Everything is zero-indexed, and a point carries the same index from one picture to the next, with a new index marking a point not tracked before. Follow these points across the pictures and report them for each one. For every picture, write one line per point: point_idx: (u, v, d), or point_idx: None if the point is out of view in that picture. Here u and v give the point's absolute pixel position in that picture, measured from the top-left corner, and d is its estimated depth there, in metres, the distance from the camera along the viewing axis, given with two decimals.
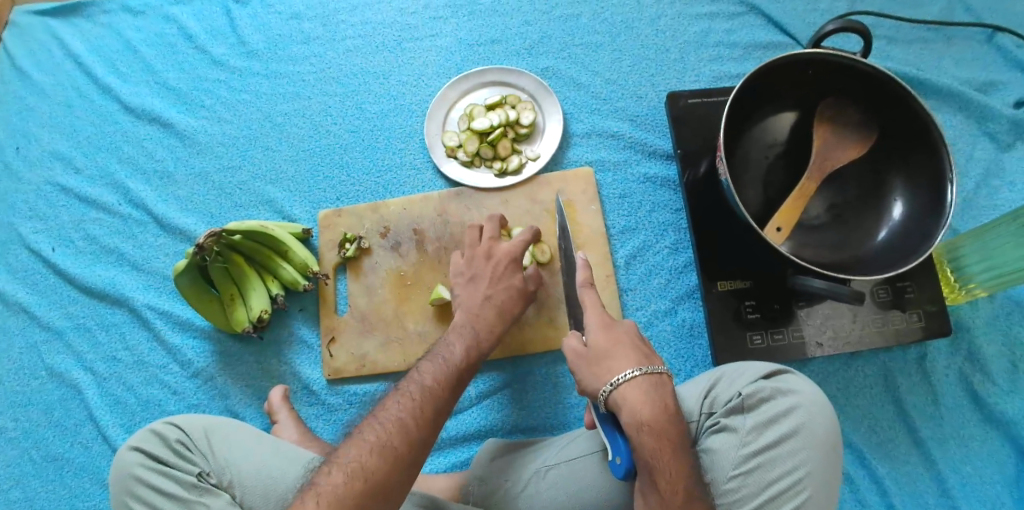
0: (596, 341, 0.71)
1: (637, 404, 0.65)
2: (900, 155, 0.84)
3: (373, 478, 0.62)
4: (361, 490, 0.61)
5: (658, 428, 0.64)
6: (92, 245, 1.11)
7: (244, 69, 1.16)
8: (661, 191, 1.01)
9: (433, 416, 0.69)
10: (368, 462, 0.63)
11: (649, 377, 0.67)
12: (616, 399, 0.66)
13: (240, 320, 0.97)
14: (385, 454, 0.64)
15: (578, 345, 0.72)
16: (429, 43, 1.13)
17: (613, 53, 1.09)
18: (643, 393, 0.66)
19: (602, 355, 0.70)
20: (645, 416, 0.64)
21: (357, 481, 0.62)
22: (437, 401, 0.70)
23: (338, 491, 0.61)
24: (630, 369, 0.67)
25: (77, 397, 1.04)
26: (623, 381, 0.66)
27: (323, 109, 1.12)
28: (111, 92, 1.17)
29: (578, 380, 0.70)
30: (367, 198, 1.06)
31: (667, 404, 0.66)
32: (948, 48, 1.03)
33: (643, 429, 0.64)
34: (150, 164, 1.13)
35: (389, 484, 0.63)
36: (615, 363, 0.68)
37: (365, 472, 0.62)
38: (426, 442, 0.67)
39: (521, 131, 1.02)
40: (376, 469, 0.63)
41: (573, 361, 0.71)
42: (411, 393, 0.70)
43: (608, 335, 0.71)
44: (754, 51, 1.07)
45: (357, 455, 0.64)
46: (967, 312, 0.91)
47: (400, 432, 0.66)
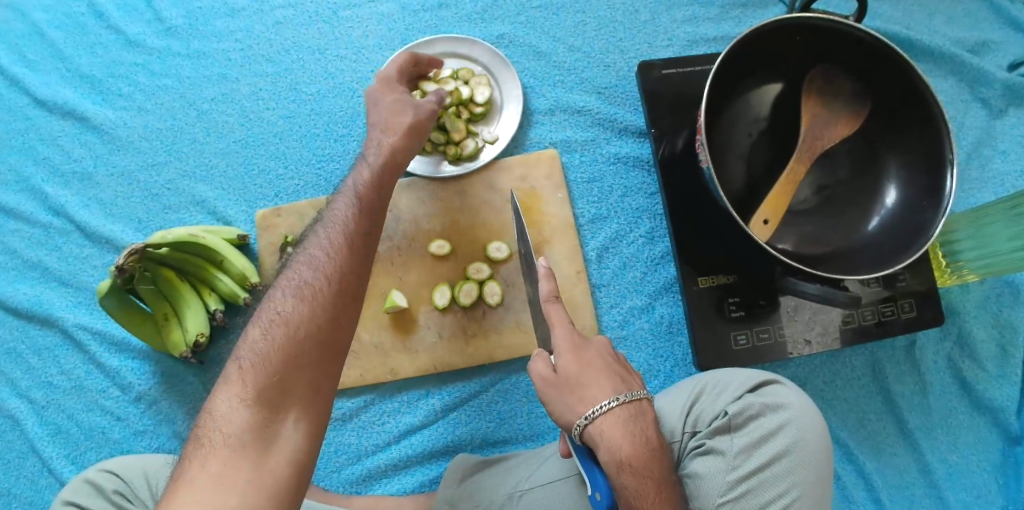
0: (566, 366, 0.61)
1: (616, 441, 0.58)
2: (894, 130, 0.76)
3: (297, 323, 0.57)
4: (282, 338, 0.56)
5: (639, 465, 0.58)
6: (13, 260, 0.97)
7: (162, 49, 1.00)
8: (634, 172, 0.92)
9: (353, 245, 0.63)
10: (287, 308, 0.58)
11: (627, 408, 0.60)
12: (592, 434, 0.58)
13: (176, 344, 0.87)
14: (303, 297, 0.59)
15: (547, 370, 0.62)
16: (369, 10, 0.99)
17: (577, 16, 0.97)
18: (621, 426, 0.59)
19: (574, 382, 0.61)
20: (625, 453, 0.57)
21: (277, 329, 0.57)
22: (352, 232, 0.64)
23: (258, 346, 0.56)
24: (608, 400, 0.59)
25: (16, 428, 0.94)
26: (599, 413, 0.58)
27: (253, 92, 0.98)
28: (20, 84, 1.01)
29: (550, 409, 0.61)
30: (309, 193, 0.95)
31: (647, 436, 0.60)
32: (938, 3, 0.94)
33: (624, 469, 0.57)
34: (68, 165, 0.99)
35: (322, 324, 0.58)
36: (594, 392, 0.60)
37: (287, 322, 0.57)
38: (351, 276, 0.61)
39: (476, 110, 0.90)
40: (300, 316, 0.58)
41: (542, 389, 0.62)
42: (321, 237, 0.64)
43: (578, 359, 0.61)
44: (731, 10, 0.96)
45: (276, 307, 0.59)
46: (957, 295, 0.86)
47: (320, 275, 0.60)
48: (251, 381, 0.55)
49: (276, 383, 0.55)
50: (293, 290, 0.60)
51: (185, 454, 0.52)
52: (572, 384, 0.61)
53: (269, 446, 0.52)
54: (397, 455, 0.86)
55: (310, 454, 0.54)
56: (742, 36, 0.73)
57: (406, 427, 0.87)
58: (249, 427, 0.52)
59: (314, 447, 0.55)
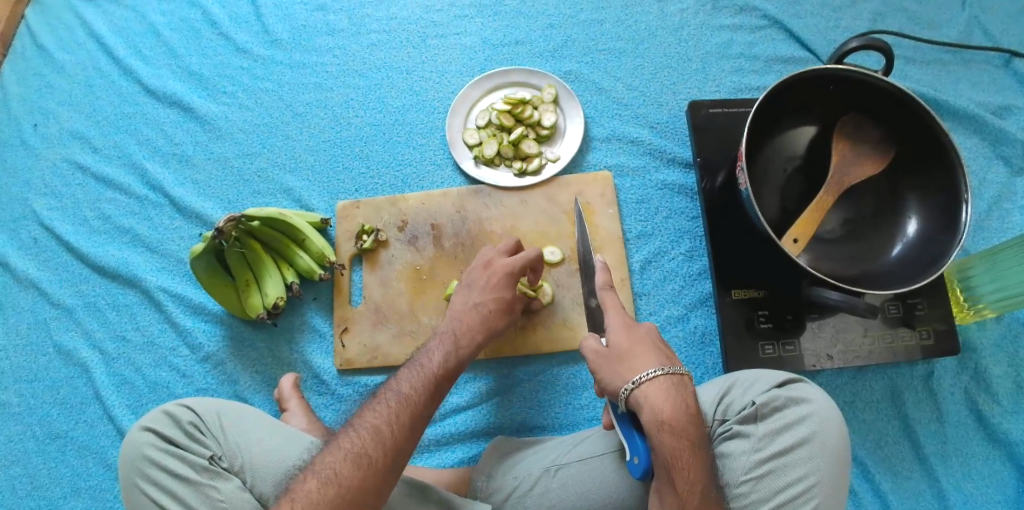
0: (618, 341, 0.72)
1: (658, 403, 0.66)
2: (915, 173, 0.86)
3: (348, 486, 0.64)
4: (335, 497, 0.64)
5: (678, 428, 0.66)
6: (106, 224, 1.11)
7: (267, 57, 1.16)
8: (679, 198, 1.02)
9: (415, 419, 0.71)
10: (341, 468, 0.65)
11: (670, 377, 0.68)
12: (638, 397, 0.67)
13: (254, 306, 0.97)
14: (359, 461, 0.66)
15: (599, 345, 0.73)
16: (454, 41, 1.14)
17: (636, 60, 1.10)
18: (664, 393, 0.67)
19: (626, 353, 0.71)
20: (666, 414, 0.66)
21: (331, 487, 0.64)
22: (415, 406, 0.72)
23: (313, 497, 0.63)
24: (652, 369, 0.68)
25: (84, 376, 1.04)
26: (644, 380, 0.67)
27: (344, 101, 1.13)
28: (132, 73, 1.18)
29: (599, 378, 0.71)
30: (385, 192, 1.07)
31: (687, 405, 0.67)
32: (965, 70, 1.04)
33: (664, 428, 0.65)
34: (168, 147, 1.14)
35: (368, 489, 0.65)
36: (638, 362, 0.70)
37: (341, 479, 0.65)
38: (403, 453, 0.68)
39: (542, 132, 1.03)
40: (352, 480, 0.65)
41: (596, 361, 0.73)
42: (386, 402, 0.71)
43: (629, 336, 0.72)
44: (776, 64, 1.08)
45: (332, 462, 0.66)
46: (975, 332, 0.93)
47: (379, 438, 0.68)
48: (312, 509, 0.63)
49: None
50: (351, 447, 0.67)
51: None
52: (622, 356, 0.70)
53: None
54: (441, 431, 0.94)
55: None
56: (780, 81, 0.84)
57: (451, 407, 0.95)
58: None
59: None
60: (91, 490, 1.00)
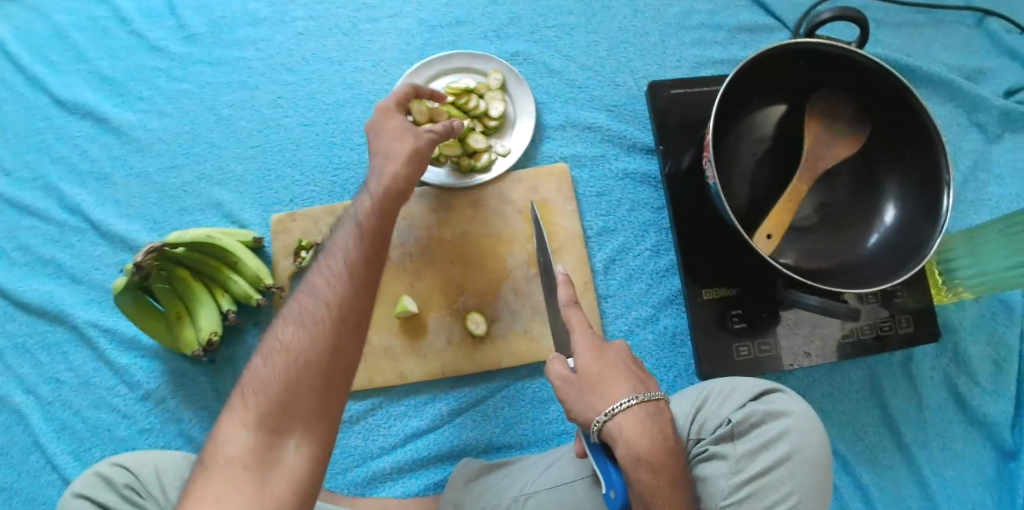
0: (586, 365, 0.65)
1: (634, 436, 0.61)
2: (894, 152, 0.80)
3: (302, 348, 0.59)
4: (300, 349, 0.59)
5: (656, 463, 0.61)
6: (25, 255, 0.99)
7: (184, 55, 1.03)
8: (642, 188, 0.95)
9: (347, 292, 0.62)
10: (288, 343, 0.59)
11: (645, 406, 0.63)
12: (611, 430, 0.62)
13: (188, 342, 0.89)
14: (294, 368, 0.58)
15: (566, 371, 0.66)
16: (388, 24, 1.02)
17: (590, 36, 1.00)
18: (640, 424, 0.62)
19: (596, 379, 0.65)
20: (643, 449, 0.60)
21: (280, 364, 0.58)
22: (373, 221, 0.68)
23: (265, 382, 0.57)
24: (626, 398, 0.62)
25: (21, 423, 0.95)
26: (619, 411, 0.62)
27: (273, 100, 1.01)
28: (40, 83, 1.04)
29: (569, 408, 0.65)
30: (324, 200, 0.97)
31: (665, 435, 0.63)
32: (937, 31, 0.98)
33: (641, 465, 0.60)
34: (85, 165, 1.02)
35: (339, 314, 0.60)
36: (612, 390, 0.64)
37: (279, 387, 0.57)
38: (374, 260, 0.65)
39: (490, 124, 0.93)
40: (309, 339, 0.59)
41: (562, 388, 0.66)
42: (319, 274, 0.63)
43: (599, 361, 0.66)
44: (740, 34, 1.00)
45: (283, 332, 0.60)
46: (953, 312, 0.89)
47: (309, 344, 0.59)
48: (250, 428, 0.55)
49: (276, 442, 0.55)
50: (280, 353, 0.59)
51: (188, 483, 0.53)
52: (592, 383, 0.64)
53: (269, 472, 0.54)
54: (403, 458, 0.88)
55: (311, 476, 0.56)
56: (757, 53, 0.76)
57: (412, 431, 0.88)
58: (254, 453, 0.54)
59: (315, 474, 0.56)
60: None
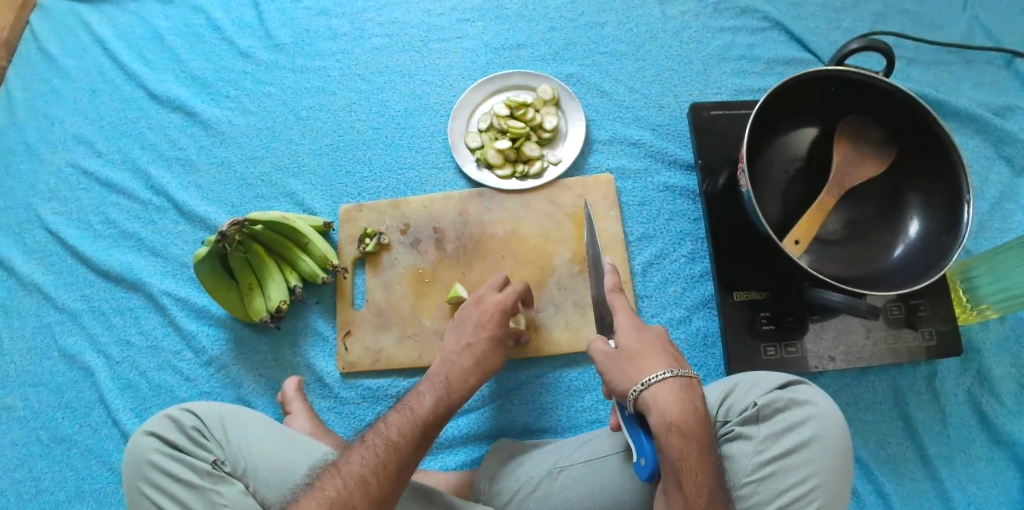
0: (627, 343, 0.72)
1: (668, 405, 0.66)
2: (918, 174, 0.87)
3: (374, 469, 0.68)
4: (373, 473, 0.68)
5: (687, 430, 0.66)
6: (110, 228, 1.11)
7: (269, 62, 1.17)
8: (681, 200, 1.01)
9: (434, 417, 0.76)
10: (363, 463, 0.69)
11: (679, 380, 0.68)
12: (646, 399, 0.67)
13: (258, 311, 0.98)
14: (378, 470, 0.68)
15: (606, 348, 0.73)
16: (456, 44, 1.14)
17: (637, 62, 1.10)
18: (672, 395, 0.67)
19: (635, 354, 0.71)
20: (674, 417, 0.66)
21: (354, 484, 0.67)
22: (434, 424, 0.76)
23: (338, 494, 0.66)
24: (661, 371, 0.68)
25: (89, 379, 1.04)
26: (654, 382, 0.67)
27: (347, 105, 1.13)
28: (136, 78, 1.18)
29: (609, 379, 0.71)
30: (388, 195, 1.07)
31: (696, 407, 0.68)
32: (966, 70, 1.04)
33: (672, 430, 0.65)
34: (171, 151, 1.14)
35: (407, 451, 0.71)
36: (646, 363, 0.70)
37: (365, 485, 0.67)
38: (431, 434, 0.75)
39: (544, 135, 1.03)
40: (380, 462, 0.69)
41: (603, 362, 0.72)
42: (395, 419, 0.74)
43: (639, 339, 0.72)
44: (777, 65, 1.08)
45: (359, 459, 0.69)
46: (978, 333, 0.93)
47: (381, 465, 0.69)
48: None
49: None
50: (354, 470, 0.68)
51: None
52: (631, 357, 0.70)
53: None
54: (444, 434, 0.94)
55: None
56: (794, 76, 0.84)
57: None
58: None
59: None
60: (96, 494, 0.99)
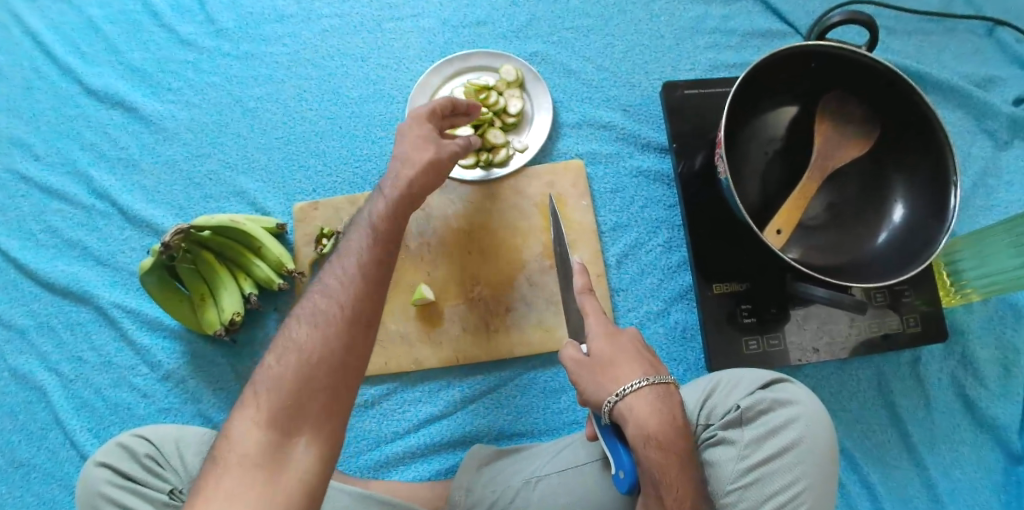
0: (600, 350, 0.67)
1: (644, 416, 0.63)
2: (902, 153, 0.83)
3: (310, 347, 0.58)
4: (311, 344, 0.59)
5: (664, 441, 0.63)
6: (55, 238, 1.04)
7: (213, 49, 1.08)
8: (655, 186, 0.96)
9: (344, 314, 0.60)
10: (300, 335, 0.59)
11: (655, 388, 0.65)
12: (622, 410, 0.64)
13: (212, 323, 0.92)
14: (317, 343, 0.59)
15: (578, 355, 0.69)
16: (411, 24, 1.06)
17: (606, 38, 1.03)
18: (649, 405, 0.64)
19: (608, 363, 0.67)
20: (652, 428, 0.63)
21: (291, 357, 0.58)
22: (378, 239, 0.65)
23: (274, 372, 0.58)
24: (637, 379, 0.65)
25: (41, 400, 0.99)
26: (629, 392, 0.64)
27: (298, 93, 1.05)
28: (70, 73, 1.09)
29: (581, 389, 0.67)
30: (345, 191, 1.00)
31: (674, 415, 0.65)
32: (948, 39, 1.00)
33: (650, 442, 0.62)
34: (114, 152, 1.06)
35: (352, 313, 0.60)
36: (621, 372, 0.66)
37: (304, 358, 0.58)
38: (377, 292, 0.62)
39: (509, 121, 0.96)
40: (317, 338, 0.59)
41: (575, 370, 0.68)
42: (328, 279, 0.63)
43: (612, 344, 0.67)
44: (753, 38, 1.02)
45: (294, 331, 0.60)
46: (961, 315, 0.91)
47: (321, 340, 0.59)
48: (259, 427, 0.55)
49: (274, 457, 0.54)
50: (290, 348, 0.59)
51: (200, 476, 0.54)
52: (604, 366, 0.66)
53: (279, 471, 0.54)
54: (416, 443, 0.90)
55: (320, 479, 0.56)
56: (768, 54, 0.79)
57: (425, 417, 0.91)
58: (263, 451, 0.54)
59: (324, 474, 0.56)
60: None
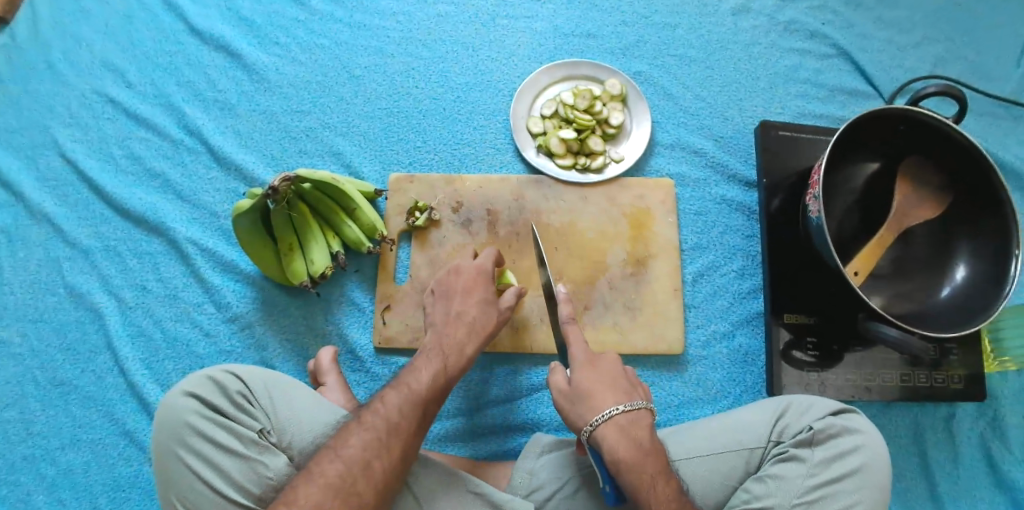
0: (580, 380, 0.74)
1: (614, 443, 0.69)
2: (969, 221, 0.90)
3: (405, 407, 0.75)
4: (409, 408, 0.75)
5: (635, 464, 0.68)
6: (135, 165, 1.04)
7: (326, 13, 1.10)
8: (735, 215, 1.02)
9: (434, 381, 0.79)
10: (400, 396, 0.76)
11: (626, 415, 0.71)
12: (597, 437, 0.70)
13: (297, 273, 0.92)
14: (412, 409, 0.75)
15: (563, 384, 0.76)
16: (524, 24, 1.10)
17: (705, 70, 1.09)
18: (619, 432, 0.70)
19: (585, 392, 0.74)
20: (621, 454, 0.69)
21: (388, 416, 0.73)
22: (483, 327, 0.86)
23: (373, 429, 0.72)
24: (609, 408, 0.71)
25: (98, 322, 0.97)
26: (602, 421, 0.71)
27: (405, 70, 1.08)
28: (178, 10, 1.10)
29: (566, 414, 0.74)
30: (440, 169, 1.03)
31: (641, 442, 0.70)
32: (1014, 126, 1.08)
33: (622, 467, 0.68)
34: (211, 93, 1.07)
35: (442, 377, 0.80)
36: (596, 402, 0.73)
37: (400, 419, 0.74)
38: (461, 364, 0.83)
39: (609, 131, 1.01)
40: (411, 395, 0.76)
41: (558, 396, 0.76)
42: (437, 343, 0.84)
43: (593, 374, 0.75)
44: (840, 94, 1.09)
45: (399, 390, 0.77)
46: (997, 381, 0.98)
47: (411, 398, 0.76)
48: (348, 464, 0.69)
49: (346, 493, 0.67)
50: (387, 406, 0.75)
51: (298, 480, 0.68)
52: (585, 396, 0.73)
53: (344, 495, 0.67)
54: (476, 422, 0.93)
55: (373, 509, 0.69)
56: (869, 110, 0.87)
57: (489, 398, 0.94)
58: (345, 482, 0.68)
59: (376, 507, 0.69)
60: (93, 445, 0.92)
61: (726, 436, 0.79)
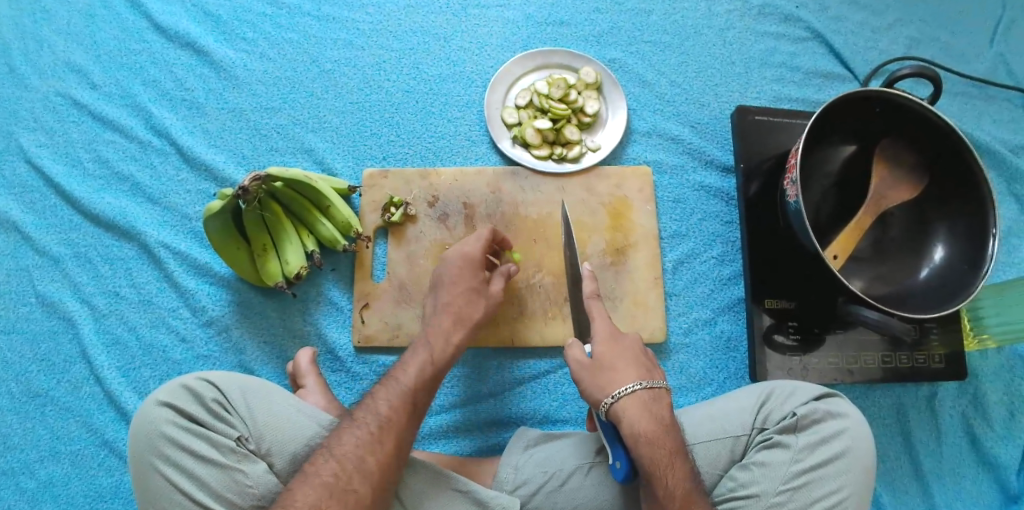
0: (602, 352, 0.75)
1: (635, 417, 0.70)
2: (945, 201, 0.90)
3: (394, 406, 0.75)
4: (397, 405, 0.75)
5: (655, 439, 0.69)
6: (102, 168, 1.01)
7: (293, 7, 1.08)
8: (714, 201, 1.01)
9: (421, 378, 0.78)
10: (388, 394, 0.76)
11: (648, 391, 0.72)
12: (617, 411, 0.71)
13: (272, 274, 0.91)
14: (401, 407, 0.75)
15: (581, 356, 0.75)
16: (496, 13, 1.08)
17: (680, 56, 1.08)
18: (642, 406, 0.71)
19: (606, 364, 0.74)
20: (642, 428, 0.69)
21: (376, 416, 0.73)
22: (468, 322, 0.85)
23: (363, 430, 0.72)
24: (632, 383, 0.72)
25: (70, 331, 0.95)
26: (624, 394, 0.71)
27: (377, 63, 1.06)
28: (141, 8, 1.07)
29: (582, 388, 0.74)
30: (415, 164, 1.02)
31: (662, 416, 0.71)
32: (988, 105, 1.08)
33: (640, 440, 0.69)
34: (178, 92, 1.04)
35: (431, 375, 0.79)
36: (618, 375, 0.73)
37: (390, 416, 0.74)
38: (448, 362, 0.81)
39: (585, 120, 1.00)
40: (399, 394, 0.76)
41: (576, 371, 0.75)
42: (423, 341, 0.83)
43: (612, 346, 0.75)
44: (815, 77, 1.08)
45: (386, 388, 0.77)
46: (977, 359, 0.98)
47: (399, 397, 0.76)
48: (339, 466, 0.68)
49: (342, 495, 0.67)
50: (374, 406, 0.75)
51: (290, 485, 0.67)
52: (603, 369, 0.73)
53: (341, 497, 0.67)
54: (460, 418, 0.92)
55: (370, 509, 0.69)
56: (841, 95, 0.85)
57: (472, 394, 0.93)
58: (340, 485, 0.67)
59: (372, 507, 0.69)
60: (72, 457, 0.90)
61: (709, 425, 0.79)
